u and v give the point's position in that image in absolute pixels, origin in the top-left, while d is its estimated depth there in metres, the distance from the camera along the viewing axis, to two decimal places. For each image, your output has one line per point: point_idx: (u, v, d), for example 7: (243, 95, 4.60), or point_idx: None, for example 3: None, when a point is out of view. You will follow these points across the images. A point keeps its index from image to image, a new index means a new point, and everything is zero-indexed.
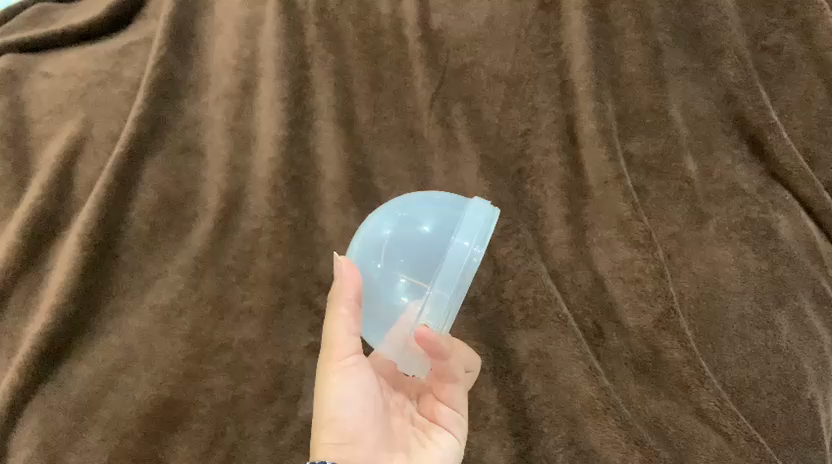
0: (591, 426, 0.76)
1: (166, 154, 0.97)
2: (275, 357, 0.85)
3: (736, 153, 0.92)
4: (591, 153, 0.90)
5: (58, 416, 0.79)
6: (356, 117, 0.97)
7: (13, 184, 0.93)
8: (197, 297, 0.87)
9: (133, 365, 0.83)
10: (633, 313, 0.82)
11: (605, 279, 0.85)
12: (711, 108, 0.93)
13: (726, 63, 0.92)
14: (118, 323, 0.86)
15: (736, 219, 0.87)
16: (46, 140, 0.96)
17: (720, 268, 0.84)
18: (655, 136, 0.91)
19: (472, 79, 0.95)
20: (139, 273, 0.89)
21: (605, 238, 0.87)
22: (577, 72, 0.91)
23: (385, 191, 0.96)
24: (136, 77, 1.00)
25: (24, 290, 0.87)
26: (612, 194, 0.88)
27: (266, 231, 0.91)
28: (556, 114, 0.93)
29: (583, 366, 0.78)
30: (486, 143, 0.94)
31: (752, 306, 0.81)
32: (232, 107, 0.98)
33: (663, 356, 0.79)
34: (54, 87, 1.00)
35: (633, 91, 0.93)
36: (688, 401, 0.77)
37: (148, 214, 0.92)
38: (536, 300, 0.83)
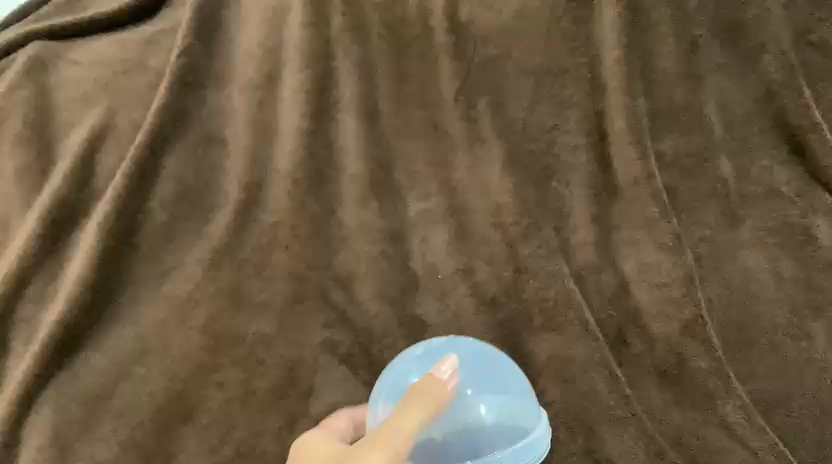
0: (607, 435, 0.72)
1: (189, 143, 0.96)
2: (289, 352, 0.83)
3: (774, 154, 0.89)
4: (621, 150, 0.87)
5: (71, 406, 0.78)
6: (380, 108, 0.95)
7: (35, 172, 0.93)
8: (214, 288, 0.87)
9: (148, 356, 0.82)
10: (659, 319, 0.79)
11: (630, 283, 0.82)
12: (751, 107, 0.89)
13: (767, 60, 0.87)
14: (134, 312, 0.85)
15: (772, 223, 0.84)
16: (71, 128, 0.97)
17: (752, 275, 0.81)
18: (689, 135, 0.88)
19: (499, 73, 0.91)
20: (157, 263, 0.89)
21: (632, 239, 0.85)
22: (609, 67, 0.87)
23: (407, 186, 0.93)
24: (161, 65, 1.00)
25: (44, 278, 0.86)
26: (642, 196, 0.85)
27: (285, 224, 0.91)
28: (586, 109, 0.89)
29: (603, 372, 0.76)
30: (512, 138, 0.91)
31: (786, 315, 0.78)
32: (254, 98, 0.96)
33: (688, 364, 0.76)
34: (81, 76, 0.99)
35: (667, 90, 0.88)
36: (714, 413, 0.73)
37: (167, 205, 0.92)
38: (557, 301, 0.82)
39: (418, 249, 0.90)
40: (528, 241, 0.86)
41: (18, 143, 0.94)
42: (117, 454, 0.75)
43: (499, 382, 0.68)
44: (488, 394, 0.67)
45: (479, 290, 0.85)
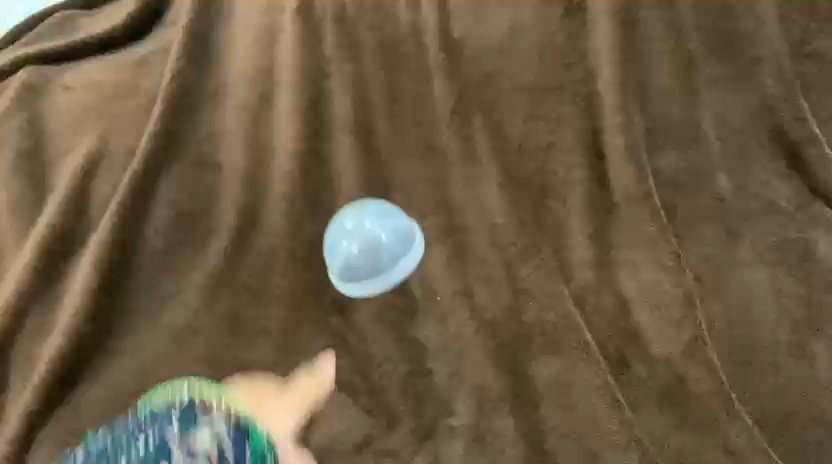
0: (610, 461, 0.71)
1: (181, 168, 0.95)
2: (289, 380, 0.81)
3: (772, 167, 0.88)
4: (618, 169, 0.87)
5: (72, 440, 0.76)
6: (374, 128, 0.95)
7: (28, 200, 0.91)
8: (212, 316, 0.86)
9: (146, 387, 0.81)
10: (659, 339, 0.79)
11: (631, 303, 0.82)
12: (750, 120, 0.88)
13: (764, 72, 0.87)
14: (132, 342, 0.85)
15: (772, 239, 0.84)
16: (64, 155, 0.96)
17: (753, 293, 0.81)
18: (684, 151, 0.88)
19: (493, 90, 0.92)
20: (155, 291, 0.88)
21: (630, 258, 0.85)
22: (605, 83, 0.88)
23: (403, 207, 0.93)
24: (154, 88, 1.00)
25: (39, 308, 0.85)
26: (637, 214, 0.86)
27: (282, 247, 0.91)
28: (582, 127, 0.89)
29: (604, 397, 0.76)
30: (507, 157, 0.91)
31: (787, 334, 0.78)
32: (249, 118, 0.96)
33: (690, 386, 0.75)
34: (73, 101, 0.99)
35: (662, 103, 0.88)
36: (719, 436, 0.72)
37: (163, 231, 0.91)
38: (557, 325, 0.82)
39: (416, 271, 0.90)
40: (526, 263, 0.87)
41: (11, 172, 0.93)
42: None
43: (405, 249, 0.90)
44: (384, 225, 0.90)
45: (479, 312, 0.84)
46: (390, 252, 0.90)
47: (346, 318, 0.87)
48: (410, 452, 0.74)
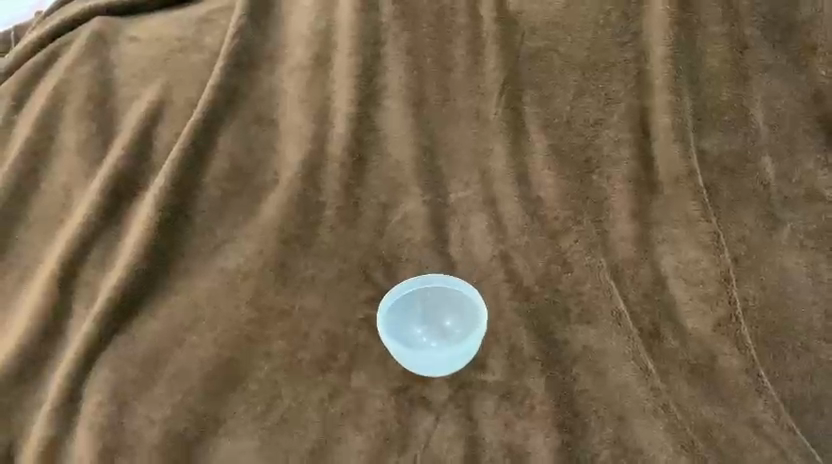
0: (638, 426, 0.74)
1: (240, 122, 0.99)
2: (331, 327, 0.86)
3: (819, 157, 0.87)
4: (663, 148, 0.89)
5: (127, 368, 0.83)
6: (426, 97, 0.97)
7: (95, 144, 0.97)
8: (262, 262, 0.91)
9: (199, 324, 0.86)
10: (693, 313, 0.81)
11: (667, 279, 0.84)
12: (797, 108, 0.88)
13: (817, 61, 0.87)
14: (187, 282, 0.89)
15: (813, 226, 0.84)
16: (130, 102, 1.00)
17: (790, 276, 0.82)
18: (732, 134, 0.88)
19: (546, 64, 0.93)
20: (209, 235, 0.93)
21: (671, 235, 0.86)
22: (657, 63, 0.89)
23: (449, 174, 0.96)
24: (217, 45, 1.03)
25: (102, 246, 0.91)
26: (682, 192, 0.87)
27: (331, 205, 0.95)
28: (630, 105, 0.91)
29: (634, 365, 0.78)
30: (555, 131, 0.93)
31: (822, 319, 0.78)
32: (304, 79, 1.00)
33: (719, 362, 0.77)
34: (140, 52, 1.03)
35: (713, 86, 0.89)
36: (745, 411, 0.73)
37: (220, 181, 0.96)
38: (591, 295, 0.84)
39: (457, 235, 0.93)
40: (568, 234, 0.89)
41: (80, 117, 0.98)
42: (170, 414, 0.79)
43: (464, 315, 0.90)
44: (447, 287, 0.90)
45: (515, 278, 0.87)
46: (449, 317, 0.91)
47: (389, 273, 0.91)
48: (443, 399, 0.78)
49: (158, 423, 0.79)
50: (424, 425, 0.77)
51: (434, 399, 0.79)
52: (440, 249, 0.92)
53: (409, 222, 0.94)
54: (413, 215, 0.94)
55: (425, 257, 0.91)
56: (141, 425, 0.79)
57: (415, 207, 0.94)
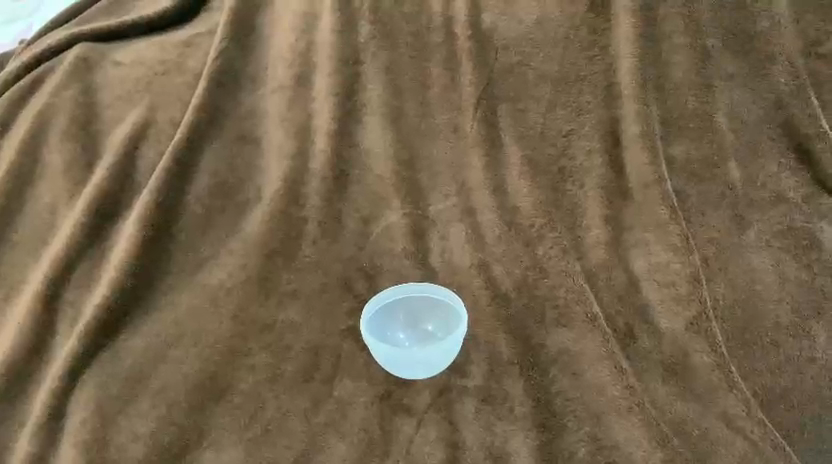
0: (615, 424, 0.76)
1: (223, 141, 1.02)
2: (314, 339, 0.86)
3: (782, 161, 0.92)
4: (633, 155, 0.91)
5: (112, 384, 0.81)
6: (403, 112, 1.00)
7: (80, 164, 0.99)
8: (244, 276, 0.92)
9: (182, 339, 0.86)
10: (667, 314, 0.83)
11: (640, 280, 0.87)
12: (760, 114, 0.92)
13: (776, 70, 0.91)
14: (170, 298, 0.90)
15: (778, 227, 0.88)
16: (114, 124, 1.03)
17: (758, 275, 0.85)
18: (699, 141, 0.92)
19: (519, 78, 0.96)
20: (193, 252, 0.95)
21: (642, 239, 0.89)
22: (624, 75, 0.92)
23: (427, 187, 0.99)
24: (199, 67, 1.06)
25: (86, 264, 0.92)
26: (652, 197, 0.90)
27: (313, 219, 0.97)
28: (601, 116, 0.94)
29: (610, 365, 0.80)
30: (529, 142, 0.96)
31: (788, 315, 0.82)
32: (285, 98, 1.02)
33: (692, 359, 0.80)
34: (124, 76, 1.06)
35: (679, 95, 0.92)
36: (717, 406, 0.76)
37: (204, 199, 0.98)
38: (567, 298, 0.87)
39: (436, 246, 0.95)
40: (543, 241, 0.92)
41: (65, 138, 1.00)
42: (155, 429, 0.78)
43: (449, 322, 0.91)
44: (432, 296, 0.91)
45: (493, 285, 0.90)
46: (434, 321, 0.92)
47: (371, 284, 0.92)
48: (424, 405, 0.79)
49: (144, 437, 0.77)
50: (406, 431, 0.77)
51: (416, 406, 0.79)
52: (420, 259, 0.94)
53: (390, 233, 0.96)
54: (394, 226, 0.96)
55: (406, 267, 0.93)
56: (126, 440, 0.77)
57: (396, 219, 0.97)
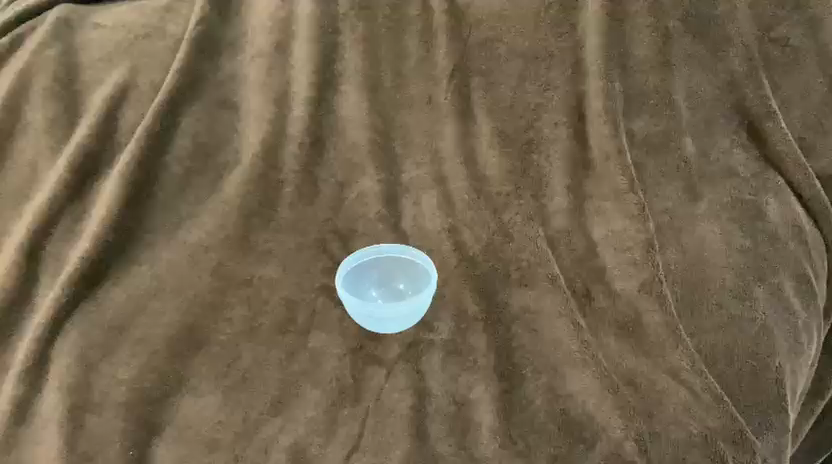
0: (569, 375, 0.82)
1: (204, 105, 1.05)
2: (290, 295, 0.90)
3: (734, 138, 0.99)
4: (596, 128, 0.97)
5: (94, 332, 0.85)
6: (380, 82, 1.04)
7: (62, 123, 1.01)
8: (223, 235, 0.96)
9: (162, 293, 0.89)
10: (622, 276, 0.89)
11: (598, 245, 0.93)
12: (715, 94, 0.99)
13: (731, 52, 0.98)
14: (151, 254, 0.94)
15: (727, 199, 0.95)
16: (95, 85, 1.05)
17: (707, 243, 0.91)
18: (658, 117, 0.98)
19: (491, 53, 1.01)
20: (174, 211, 0.98)
21: (601, 208, 0.95)
22: (590, 52, 0.97)
23: (401, 154, 1.03)
24: (180, 32, 1.07)
25: (69, 220, 0.95)
26: (611, 169, 0.95)
27: (290, 182, 1.00)
28: (567, 91, 0.99)
29: (567, 321, 0.86)
30: (500, 114, 1.00)
31: (733, 279, 0.88)
32: (265, 66, 1.05)
33: (644, 318, 0.86)
34: (105, 38, 1.07)
35: (641, 74, 0.98)
36: (663, 360, 0.82)
37: (184, 160, 1.01)
38: (529, 261, 0.92)
39: (409, 210, 1.00)
40: (509, 208, 0.97)
41: (47, 96, 1.02)
42: (137, 375, 0.81)
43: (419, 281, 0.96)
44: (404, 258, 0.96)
45: (462, 248, 0.95)
46: (405, 279, 0.98)
47: (346, 245, 0.97)
48: (394, 357, 0.84)
49: (126, 382, 0.80)
50: (376, 380, 0.81)
51: (386, 357, 0.84)
52: (392, 223, 0.99)
53: (365, 199, 1.00)
54: (369, 191, 1.00)
55: (379, 231, 0.98)
56: (108, 385, 0.80)
57: (371, 184, 1.00)
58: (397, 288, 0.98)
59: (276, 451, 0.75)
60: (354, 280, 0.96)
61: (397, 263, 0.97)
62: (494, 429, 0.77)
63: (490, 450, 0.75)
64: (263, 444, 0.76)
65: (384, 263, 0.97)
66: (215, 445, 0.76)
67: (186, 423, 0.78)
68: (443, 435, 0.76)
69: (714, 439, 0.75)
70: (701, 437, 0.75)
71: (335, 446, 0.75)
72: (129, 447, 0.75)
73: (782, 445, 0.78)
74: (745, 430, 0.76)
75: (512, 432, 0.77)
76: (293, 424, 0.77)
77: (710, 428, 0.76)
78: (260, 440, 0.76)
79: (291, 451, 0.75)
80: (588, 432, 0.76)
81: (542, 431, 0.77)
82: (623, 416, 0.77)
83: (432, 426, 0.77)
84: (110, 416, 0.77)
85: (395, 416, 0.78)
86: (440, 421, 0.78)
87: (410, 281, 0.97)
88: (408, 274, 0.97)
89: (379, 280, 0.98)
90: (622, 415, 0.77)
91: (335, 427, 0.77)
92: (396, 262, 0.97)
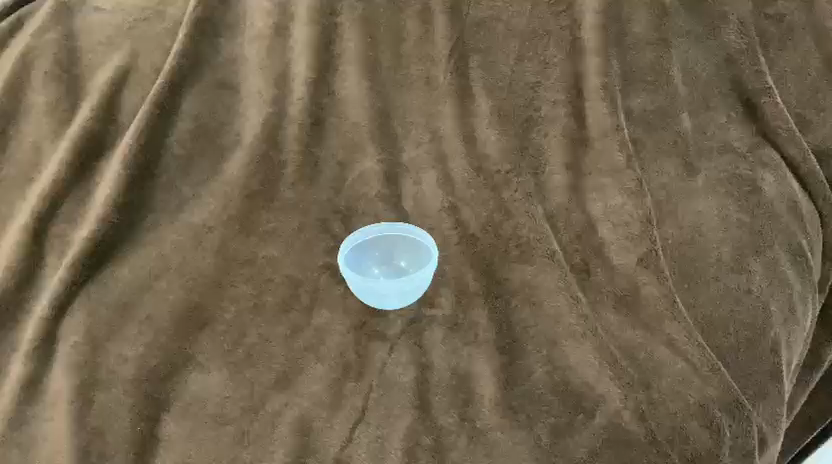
0: (569, 347, 0.83)
1: (204, 87, 1.05)
2: (294, 273, 0.92)
3: (731, 114, 1.00)
4: (594, 106, 0.98)
5: (101, 311, 0.86)
6: (379, 63, 1.04)
7: (64, 106, 1.02)
8: (226, 216, 0.97)
9: (167, 272, 0.91)
10: (619, 251, 0.91)
11: (597, 221, 0.94)
12: (711, 70, 1.00)
13: (728, 29, 0.98)
14: (155, 235, 0.95)
15: (724, 175, 0.96)
16: (97, 68, 1.06)
17: (703, 217, 0.93)
18: (655, 94, 0.98)
19: (489, 32, 1.01)
20: (177, 193, 0.99)
21: (600, 185, 0.96)
22: (587, 30, 0.98)
23: (401, 133, 1.04)
24: (179, 15, 1.08)
25: (74, 201, 0.96)
26: (609, 145, 0.97)
27: (291, 163, 1.01)
28: (565, 69, 1.00)
29: (566, 295, 0.87)
30: (498, 94, 1.01)
31: (729, 253, 0.89)
32: (264, 47, 1.06)
33: (641, 290, 0.87)
34: (104, 21, 1.08)
35: (639, 51, 0.99)
36: (661, 332, 0.83)
37: (185, 141, 1.02)
38: (529, 238, 0.94)
39: (410, 190, 1.01)
40: (509, 186, 0.99)
41: (48, 80, 1.03)
42: (144, 352, 0.82)
43: (421, 258, 0.98)
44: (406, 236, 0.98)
45: (463, 226, 0.96)
46: (407, 258, 1.00)
47: (347, 224, 0.98)
48: (397, 332, 0.85)
49: (133, 359, 0.81)
50: (379, 354, 0.83)
51: (389, 333, 0.85)
52: (392, 202, 1.00)
53: (366, 179, 1.01)
54: (369, 172, 1.01)
55: (381, 210, 0.99)
56: (116, 362, 0.81)
57: (372, 165, 1.01)
58: (399, 266, 1.00)
59: (283, 424, 0.76)
60: (356, 258, 0.98)
61: (399, 240, 0.99)
62: (496, 400, 0.78)
63: (491, 421, 0.77)
64: (270, 418, 0.77)
65: (387, 241, 0.99)
66: (223, 419, 0.77)
67: (193, 399, 0.79)
68: (446, 407, 0.78)
69: (711, 408, 0.77)
70: (698, 406, 0.77)
71: (340, 418, 0.77)
72: (138, 421, 0.76)
73: (777, 414, 0.80)
74: (741, 400, 0.78)
75: (513, 403, 0.79)
76: (298, 398, 0.79)
77: (706, 397, 0.77)
78: (266, 414, 0.77)
79: (297, 424, 0.76)
80: (587, 403, 0.78)
81: (543, 402, 0.79)
82: (622, 387, 0.78)
83: (434, 398, 0.79)
84: (119, 392, 0.78)
85: (399, 389, 0.79)
86: (442, 394, 0.79)
87: (411, 260, 0.99)
88: (410, 253, 0.99)
89: (382, 258, 1.00)
90: (621, 386, 0.79)
91: (340, 401, 0.79)
92: (397, 239, 0.98)
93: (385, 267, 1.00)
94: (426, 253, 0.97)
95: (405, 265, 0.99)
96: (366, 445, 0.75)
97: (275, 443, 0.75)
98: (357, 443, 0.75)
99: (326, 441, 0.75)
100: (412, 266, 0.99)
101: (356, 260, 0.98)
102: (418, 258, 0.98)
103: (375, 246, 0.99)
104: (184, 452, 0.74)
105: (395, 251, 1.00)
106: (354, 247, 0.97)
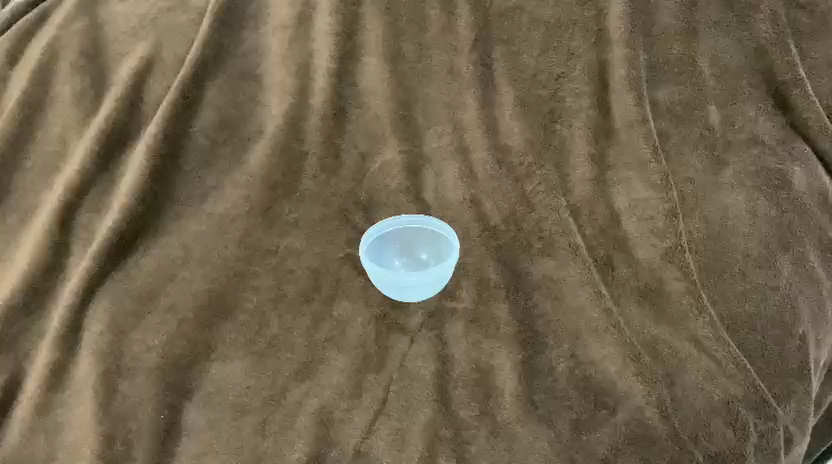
0: (591, 342, 0.82)
1: (227, 77, 1.06)
2: (315, 264, 0.92)
3: (761, 106, 0.97)
4: (620, 98, 0.96)
5: (125, 300, 0.87)
6: (401, 53, 1.03)
7: (89, 96, 1.03)
8: (248, 207, 0.97)
9: (190, 262, 0.91)
10: (644, 246, 0.90)
11: (621, 215, 0.93)
12: (740, 62, 0.97)
13: (759, 18, 0.96)
14: (178, 225, 0.96)
15: (753, 168, 0.94)
16: (121, 59, 1.07)
17: (730, 212, 0.91)
18: (682, 85, 0.97)
19: (514, 22, 0.99)
20: (199, 183, 1.00)
21: (625, 178, 0.95)
22: (613, 20, 0.96)
23: (423, 124, 1.03)
24: (203, 5, 1.09)
25: (98, 191, 0.97)
26: (634, 138, 0.95)
27: (313, 154, 1.01)
28: (591, 60, 0.98)
29: (589, 289, 0.86)
30: (521, 85, 1.00)
31: (756, 248, 0.87)
32: (286, 37, 1.06)
33: (666, 286, 0.86)
34: (128, 11, 1.09)
35: (665, 41, 0.97)
36: (686, 328, 0.82)
37: (208, 132, 1.03)
38: (551, 231, 0.93)
39: (432, 183, 1.01)
40: (532, 178, 0.98)
41: (74, 71, 1.05)
42: (166, 342, 0.83)
43: (442, 251, 0.98)
44: (426, 230, 0.98)
45: (484, 219, 0.96)
46: (428, 250, 1.00)
47: (369, 216, 0.98)
48: (417, 325, 0.85)
49: (156, 348, 0.82)
50: (400, 347, 0.83)
51: (409, 325, 0.85)
52: (414, 195, 1.00)
53: (387, 170, 1.01)
54: (391, 164, 1.01)
55: (402, 202, 0.99)
56: (140, 351, 0.82)
57: (393, 156, 1.01)
58: (419, 259, 1.00)
59: (303, 415, 0.77)
60: (377, 251, 0.98)
61: (420, 234, 0.99)
62: (517, 395, 0.78)
63: (511, 415, 0.76)
64: (291, 409, 0.78)
65: (408, 235, 0.99)
66: (244, 409, 0.78)
67: (215, 389, 0.80)
68: (466, 401, 0.78)
69: (735, 406, 0.76)
70: (722, 404, 0.76)
71: (360, 410, 0.77)
72: (161, 410, 0.77)
73: (804, 412, 0.78)
74: (766, 398, 0.76)
75: (534, 398, 0.78)
76: (319, 389, 0.79)
77: (731, 395, 0.76)
78: (287, 405, 0.78)
79: (318, 415, 0.77)
80: (609, 399, 0.77)
81: (565, 397, 0.78)
82: (645, 383, 0.77)
83: (455, 391, 0.79)
84: (141, 381, 0.79)
85: (419, 382, 0.79)
86: (462, 387, 0.79)
87: (432, 253, 1.00)
88: (431, 248, 1.00)
89: (404, 251, 1.00)
90: (644, 383, 0.77)
91: (361, 393, 0.79)
92: (418, 232, 0.98)
93: (406, 259, 1.00)
94: (447, 246, 0.97)
95: (426, 258, 1.00)
96: (386, 437, 0.75)
97: (295, 434, 0.75)
98: (377, 435, 0.75)
99: (346, 434, 0.75)
100: (432, 259, 1.00)
101: (378, 253, 0.98)
102: (440, 252, 0.99)
103: (397, 239, 0.99)
104: (207, 441, 0.75)
105: (416, 245, 1.00)
106: (376, 240, 0.97)
